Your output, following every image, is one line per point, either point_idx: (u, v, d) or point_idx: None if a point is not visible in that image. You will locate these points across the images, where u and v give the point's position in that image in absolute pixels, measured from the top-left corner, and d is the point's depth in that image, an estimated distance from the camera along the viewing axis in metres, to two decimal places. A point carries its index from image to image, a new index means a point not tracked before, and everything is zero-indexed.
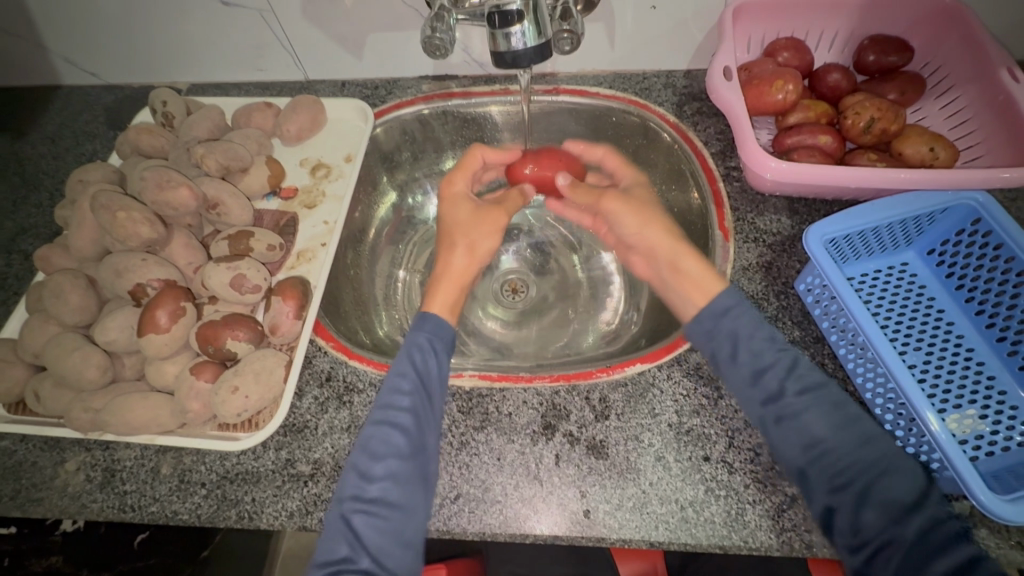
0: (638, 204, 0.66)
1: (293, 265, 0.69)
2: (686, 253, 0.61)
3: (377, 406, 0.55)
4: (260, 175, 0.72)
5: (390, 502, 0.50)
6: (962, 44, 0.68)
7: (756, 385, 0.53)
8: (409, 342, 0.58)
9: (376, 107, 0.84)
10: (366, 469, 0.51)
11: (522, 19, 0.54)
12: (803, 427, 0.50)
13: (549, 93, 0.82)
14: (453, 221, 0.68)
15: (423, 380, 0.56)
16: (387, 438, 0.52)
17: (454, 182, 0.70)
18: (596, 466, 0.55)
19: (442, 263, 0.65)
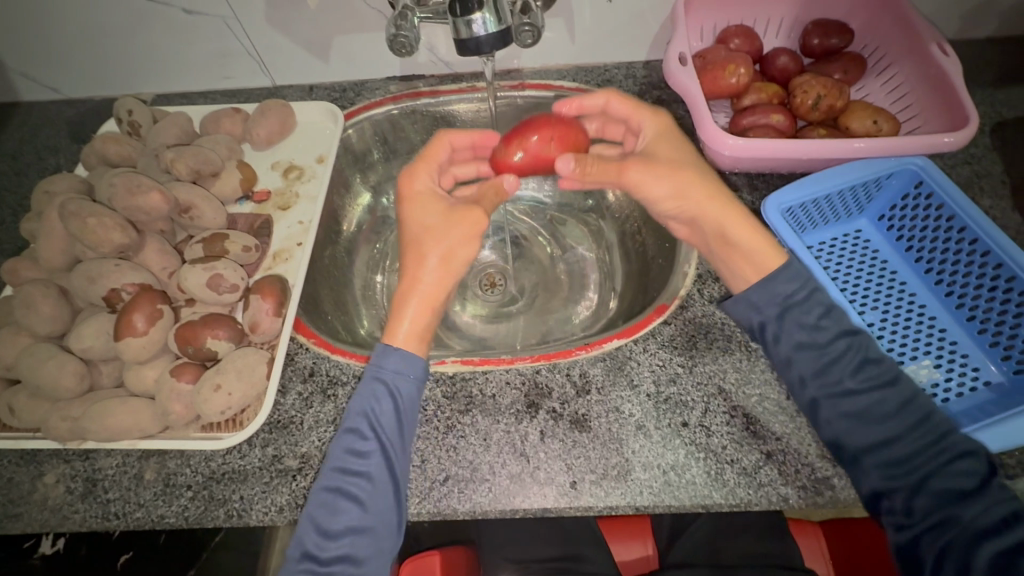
0: (666, 169, 0.60)
1: (270, 265, 0.69)
2: (733, 219, 0.59)
3: (332, 458, 0.53)
4: (232, 179, 0.73)
5: (354, 560, 0.50)
6: (895, 24, 0.73)
7: (819, 371, 0.54)
8: (368, 383, 0.55)
9: (346, 109, 0.85)
10: (324, 531, 0.51)
11: (483, 8, 0.56)
12: (863, 417, 0.52)
13: (515, 88, 0.85)
14: (416, 226, 0.60)
15: (382, 430, 0.53)
16: (343, 499, 0.51)
17: (413, 176, 0.63)
18: (580, 439, 0.56)
19: (409, 278, 0.58)
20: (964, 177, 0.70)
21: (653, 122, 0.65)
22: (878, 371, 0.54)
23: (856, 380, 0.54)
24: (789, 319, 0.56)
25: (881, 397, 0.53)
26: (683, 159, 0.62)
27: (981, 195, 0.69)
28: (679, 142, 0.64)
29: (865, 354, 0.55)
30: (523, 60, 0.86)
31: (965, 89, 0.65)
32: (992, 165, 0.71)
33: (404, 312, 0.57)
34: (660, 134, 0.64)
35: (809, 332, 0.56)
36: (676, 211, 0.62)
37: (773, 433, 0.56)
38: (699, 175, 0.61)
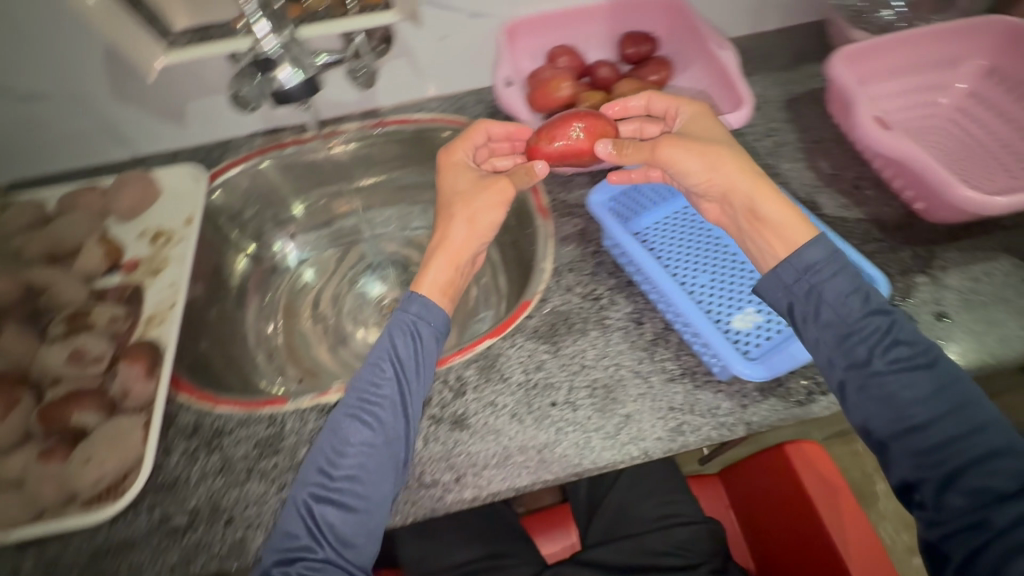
0: (698, 146, 0.63)
1: (143, 331, 0.69)
2: (764, 198, 0.60)
3: (354, 389, 0.60)
4: (94, 254, 0.74)
5: (357, 493, 0.55)
6: (688, 30, 0.85)
7: (843, 347, 0.56)
8: (393, 324, 0.62)
9: (211, 169, 0.87)
10: (336, 452, 0.56)
11: (284, 68, 0.66)
12: (892, 400, 0.53)
13: (376, 126, 0.91)
14: (450, 193, 0.70)
15: (401, 366, 0.60)
16: (357, 424, 0.57)
17: (447, 154, 0.72)
18: (460, 438, 0.60)
19: (442, 235, 0.67)
20: (765, 148, 0.82)
21: (687, 107, 0.69)
22: (912, 350, 0.55)
23: (885, 360, 0.54)
24: (823, 298, 0.57)
25: (914, 378, 0.53)
26: (718, 139, 0.65)
27: (781, 160, 0.81)
28: (720, 125, 0.67)
29: (895, 334, 0.55)
30: (380, 100, 0.92)
31: (740, 78, 0.78)
32: (788, 134, 0.83)
33: (431, 264, 0.66)
34: (690, 118, 0.69)
35: (840, 305, 0.56)
36: (696, 177, 0.63)
37: (629, 396, 0.62)
38: (735, 159, 0.62)
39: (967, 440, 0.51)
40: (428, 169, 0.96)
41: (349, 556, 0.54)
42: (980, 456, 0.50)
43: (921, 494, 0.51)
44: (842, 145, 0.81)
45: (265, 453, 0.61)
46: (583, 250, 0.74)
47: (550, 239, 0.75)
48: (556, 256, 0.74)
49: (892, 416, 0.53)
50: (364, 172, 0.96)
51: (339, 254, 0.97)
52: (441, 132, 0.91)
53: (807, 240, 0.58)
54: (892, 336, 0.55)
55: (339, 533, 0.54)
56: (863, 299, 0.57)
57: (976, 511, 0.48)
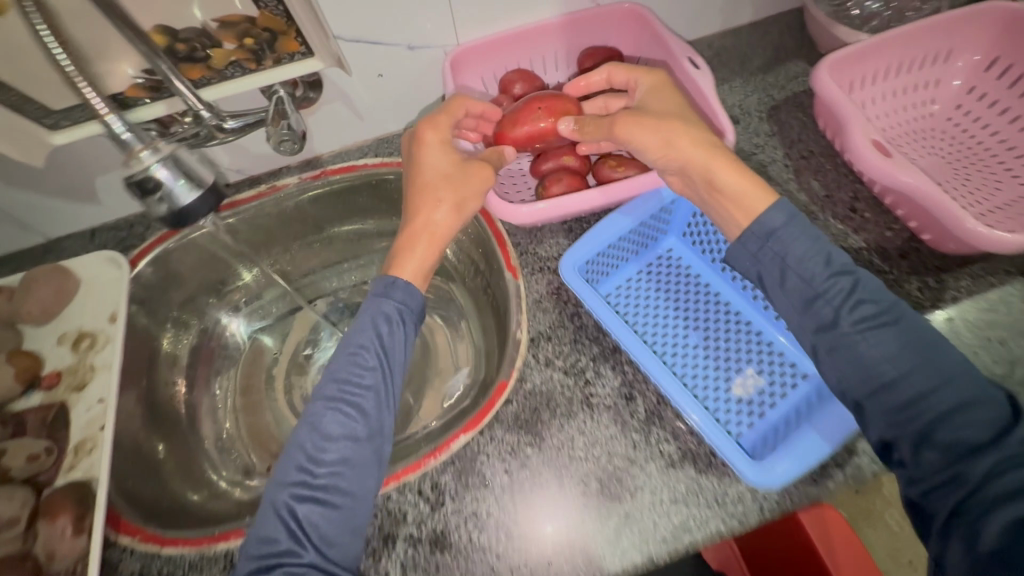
0: (652, 120, 0.58)
1: (72, 464, 0.61)
2: (721, 167, 0.55)
3: (332, 379, 0.55)
4: (4, 376, 0.64)
5: (340, 489, 0.51)
6: (654, 40, 0.75)
7: (810, 314, 0.51)
8: (374, 310, 0.58)
9: (133, 251, 0.76)
10: (317, 447, 0.52)
11: (164, 172, 0.49)
12: (856, 357, 0.48)
13: (318, 178, 0.81)
14: (431, 176, 0.62)
15: (386, 356, 0.57)
16: (340, 416, 0.53)
17: (424, 132, 0.63)
18: (442, 560, 0.54)
19: (422, 218, 0.61)
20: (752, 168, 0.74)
21: (646, 79, 0.64)
22: (879, 305, 0.49)
23: (852, 321, 0.49)
24: (797, 292, 0.52)
25: (881, 334, 0.48)
26: (676, 110, 0.60)
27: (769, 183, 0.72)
28: (677, 94, 0.62)
29: (861, 291, 0.50)
30: (319, 147, 0.81)
31: (716, 99, 0.67)
32: (773, 150, 0.75)
33: (412, 250, 0.61)
34: (649, 90, 0.63)
35: (798, 262, 0.52)
36: (644, 145, 0.59)
37: (625, 490, 0.55)
38: (692, 132, 0.57)
39: (942, 396, 0.45)
40: (382, 217, 0.87)
41: (336, 559, 0.49)
42: (951, 409, 0.44)
43: (899, 455, 0.46)
44: (832, 159, 0.73)
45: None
46: (560, 313, 0.66)
47: (523, 301, 0.67)
48: (533, 323, 0.66)
49: (862, 377, 0.48)
50: (311, 227, 0.86)
51: (296, 319, 0.89)
52: (391, 175, 0.80)
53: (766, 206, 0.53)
54: (856, 297, 0.50)
55: (324, 534, 0.49)
56: (825, 260, 0.51)
57: (951, 465, 0.43)
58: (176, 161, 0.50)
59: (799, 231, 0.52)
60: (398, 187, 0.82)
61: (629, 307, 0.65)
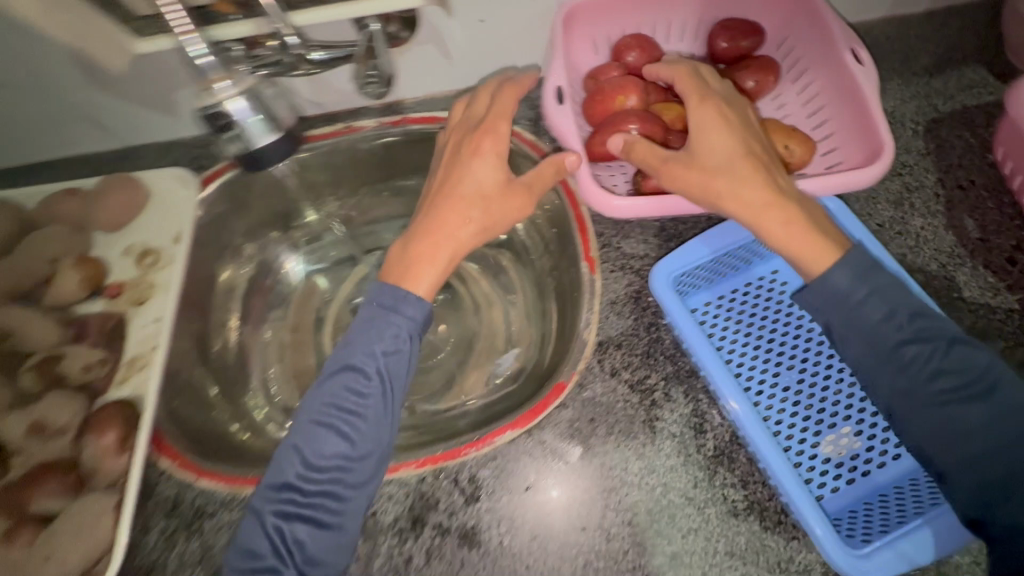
0: (697, 174, 0.51)
1: (124, 377, 0.61)
2: (776, 222, 0.50)
3: (326, 395, 0.52)
4: (70, 280, 0.64)
5: (328, 514, 0.50)
6: (808, 19, 0.63)
7: (907, 374, 0.47)
8: (380, 319, 0.54)
9: (204, 172, 0.73)
10: (309, 464, 0.51)
11: (246, 115, 0.50)
12: (953, 419, 0.46)
13: (397, 125, 0.74)
14: (473, 190, 0.57)
15: (387, 380, 0.53)
16: (335, 438, 0.51)
17: (482, 140, 0.58)
18: (467, 556, 0.51)
19: (449, 210, 0.57)
20: (894, 191, 0.62)
21: (697, 115, 0.53)
22: (967, 375, 0.46)
23: (942, 390, 0.47)
24: (886, 357, 0.48)
25: (971, 411, 0.46)
26: (727, 162, 0.51)
27: (911, 213, 0.61)
28: (732, 131, 0.52)
29: (947, 361, 0.47)
30: (403, 92, 0.75)
31: (876, 102, 0.56)
32: (924, 173, 0.63)
33: (428, 265, 0.56)
34: (703, 117, 0.52)
35: (868, 323, 0.48)
36: (692, 201, 0.53)
37: (678, 530, 0.51)
38: (744, 184, 0.50)
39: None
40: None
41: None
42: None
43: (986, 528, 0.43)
44: (997, 194, 0.61)
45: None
46: (636, 320, 0.59)
47: (596, 301, 0.60)
48: (605, 326, 0.59)
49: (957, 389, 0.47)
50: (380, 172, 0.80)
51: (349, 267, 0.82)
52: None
53: (811, 277, 0.49)
54: (939, 364, 0.47)
55: (308, 553, 0.49)
56: (897, 324, 0.48)
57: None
58: (260, 101, 0.51)
59: (885, 292, 0.49)
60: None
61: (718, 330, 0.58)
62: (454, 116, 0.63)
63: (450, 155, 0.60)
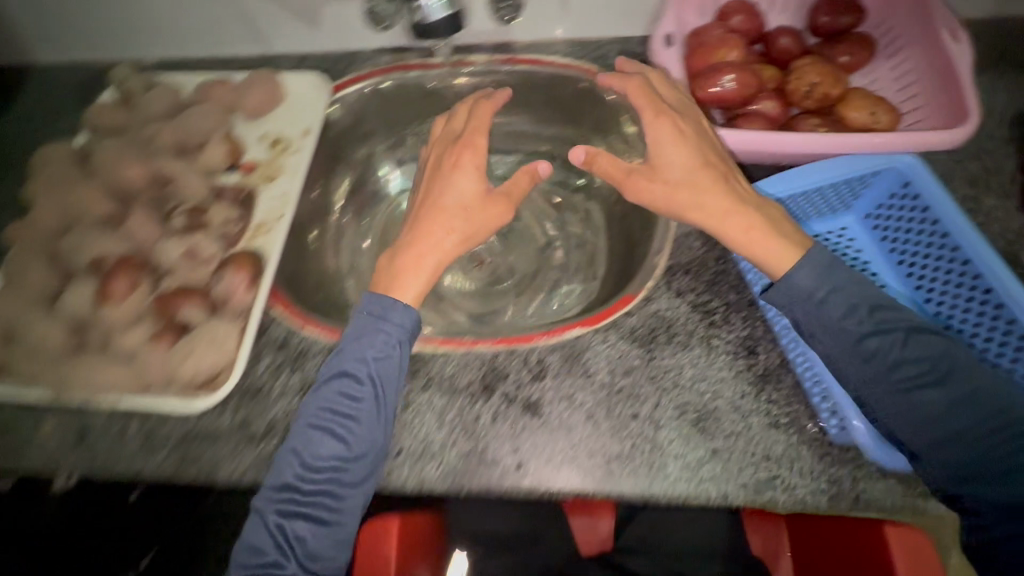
0: (661, 189, 0.58)
1: (252, 237, 0.69)
2: (737, 229, 0.56)
3: (323, 400, 0.56)
4: (217, 150, 0.74)
5: (327, 512, 0.54)
6: (912, 2, 0.67)
7: (869, 367, 0.52)
8: (373, 327, 0.58)
9: (335, 81, 0.83)
10: (308, 467, 0.54)
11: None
12: (920, 403, 0.51)
13: (506, 63, 0.81)
14: (453, 204, 0.64)
15: (378, 385, 0.56)
16: (330, 440, 0.55)
17: (461, 154, 0.67)
18: (529, 423, 0.58)
19: (425, 220, 0.64)
20: (973, 171, 0.65)
21: (654, 130, 0.59)
22: (928, 361, 0.51)
23: (903, 381, 0.51)
24: (853, 354, 0.52)
25: (930, 393, 0.51)
26: (687, 174, 0.58)
27: (986, 192, 0.64)
28: (690, 146, 0.58)
29: (910, 354, 0.51)
30: (517, 34, 0.83)
31: (969, 81, 0.60)
32: (1005, 158, 0.66)
33: (412, 274, 0.61)
34: (660, 130, 0.59)
35: (834, 322, 0.53)
36: (663, 212, 0.60)
37: (722, 430, 0.56)
38: (707, 196, 0.57)
39: (1005, 446, 0.49)
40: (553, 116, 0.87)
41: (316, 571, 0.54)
42: (1004, 451, 0.49)
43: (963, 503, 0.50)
44: None
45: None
46: (706, 252, 0.65)
47: (671, 231, 0.67)
48: (676, 252, 0.66)
49: None
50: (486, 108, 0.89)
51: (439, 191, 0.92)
52: (580, 83, 0.81)
53: (778, 279, 0.54)
54: (899, 358, 0.52)
55: (309, 548, 0.53)
56: (858, 319, 0.52)
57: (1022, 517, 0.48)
58: None
59: (844, 289, 0.53)
60: (579, 92, 0.82)
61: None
62: (434, 133, 0.73)
63: (433, 169, 0.68)
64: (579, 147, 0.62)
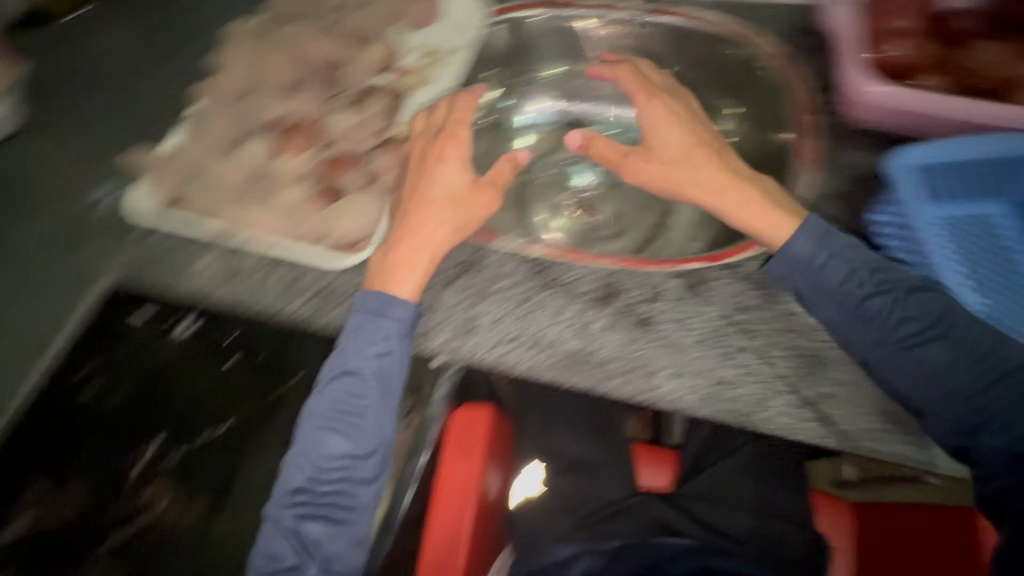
0: (657, 168, 0.65)
1: (399, 130, 0.74)
2: (734, 201, 0.63)
3: (330, 402, 0.61)
4: (378, 49, 0.78)
5: (339, 510, 0.60)
6: None
7: (869, 326, 0.57)
8: (371, 326, 0.60)
9: (491, 7, 0.84)
10: (318, 468, 0.60)
11: None
12: (926, 357, 0.56)
13: (658, 13, 0.82)
14: (441, 195, 0.64)
15: (381, 379, 0.60)
16: (338, 438, 0.60)
17: (444, 148, 0.66)
18: (639, 337, 0.61)
19: (415, 209, 0.64)
20: None
21: (649, 116, 0.67)
22: (923, 320, 0.56)
23: (906, 333, 0.57)
24: (858, 317, 0.58)
25: (930, 348, 0.56)
26: (683, 154, 0.65)
27: None
28: (685, 131, 0.66)
29: (910, 310, 0.56)
30: None
31: None
32: None
33: (409, 270, 0.62)
34: (655, 114, 0.67)
35: (835, 286, 0.58)
36: (660, 188, 0.66)
37: (829, 377, 0.58)
38: (707, 172, 0.64)
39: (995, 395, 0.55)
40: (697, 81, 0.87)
41: (337, 572, 0.60)
42: (1002, 399, 0.55)
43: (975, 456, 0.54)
44: None
45: (459, 299, 0.65)
46: (840, 215, 0.66)
47: (807, 190, 0.68)
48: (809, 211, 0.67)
49: None
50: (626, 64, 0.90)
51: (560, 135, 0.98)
52: (730, 46, 0.81)
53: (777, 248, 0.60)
54: (902, 312, 0.57)
55: (324, 546, 0.59)
56: (858, 282, 0.58)
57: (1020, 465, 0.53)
58: None
59: (843, 255, 0.59)
60: (734, 60, 0.82)
61: (938, 245, 0.60)
62: (414, 127, 0.71)
63: (418, 162, 0.67)
64: (576, 132, 0.69)
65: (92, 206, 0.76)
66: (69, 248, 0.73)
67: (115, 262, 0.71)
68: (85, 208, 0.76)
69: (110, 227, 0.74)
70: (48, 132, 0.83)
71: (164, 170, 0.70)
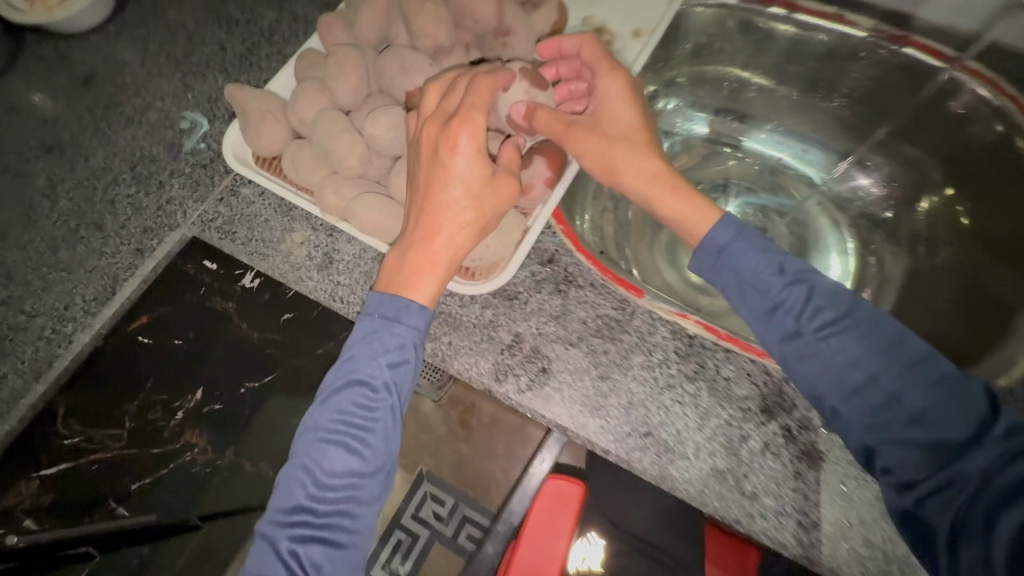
0: (596, 141, 0.52)
1: None
2: (669, 191, 0.51)
3: (333, 409, 0.46)
4: (548, 18, 0.64)
5: (346, 534, 0.44)
6: None
7: (770, 324, 0.47)
8: (385, 325, 0.47)
9: None
10: (319, 483, 0.44)
11: None
12: (826, 356, 0.44)
13: (896, 41, 0.64)
14: (464, 192, 0.46)
15: (395, 388, 0.47)
16: (343, 451, 0.45)
17: (458, 133, 0.46)
18: (804, 474, 0.49)
19: (430, 210, 0.47)
20: None
21: (606, 79, 0.53)
22: (837, 308, 0.45)
23: (816, 326, 0.45)
24: (774, 323, 0.46)
25: (845, 343, 0.44)
26: (626, 131, 0.52)
27: None
28: (637, 100, 0.53)
29: (818, 298, 0.45)
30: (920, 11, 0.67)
31: None
32: None
33: (428, 271, 0.47)
34: (614, 92, 0.52)
35: (749, 274, 0.47)
36: (593, 168, 0.53)
37: None
38: (642, 149, 0.51)
39: (910, 381, 0.42)
40: (910, 145, 0.69)
41: None
42: (917, 380, 0.42)
43: (882, 461, 0.43)
44: None
45: (588, 365, 0.54)
46: None
47: None
48: None
49: None
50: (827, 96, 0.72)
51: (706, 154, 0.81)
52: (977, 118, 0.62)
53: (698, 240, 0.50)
54: (815, 303, 0.45)
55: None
56: (776, 269, 0.47)
57: (942, 469, 0.41)
58: None
59: (752, 234, 0.48)
60: (974, 141, 0.63)
61: None
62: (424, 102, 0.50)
63: (427, 153, 0.47)
64: (518, 99, 0.52)
65: (181, 136, 0.65)
66: (149, 182, 0.63)
67: (197, 214, 0.61)
68: (173, 138, 0.65)
69: (200, 167, 0.63)
70: (143, 29, 0.72)
71: (268, 121, 0.57)
